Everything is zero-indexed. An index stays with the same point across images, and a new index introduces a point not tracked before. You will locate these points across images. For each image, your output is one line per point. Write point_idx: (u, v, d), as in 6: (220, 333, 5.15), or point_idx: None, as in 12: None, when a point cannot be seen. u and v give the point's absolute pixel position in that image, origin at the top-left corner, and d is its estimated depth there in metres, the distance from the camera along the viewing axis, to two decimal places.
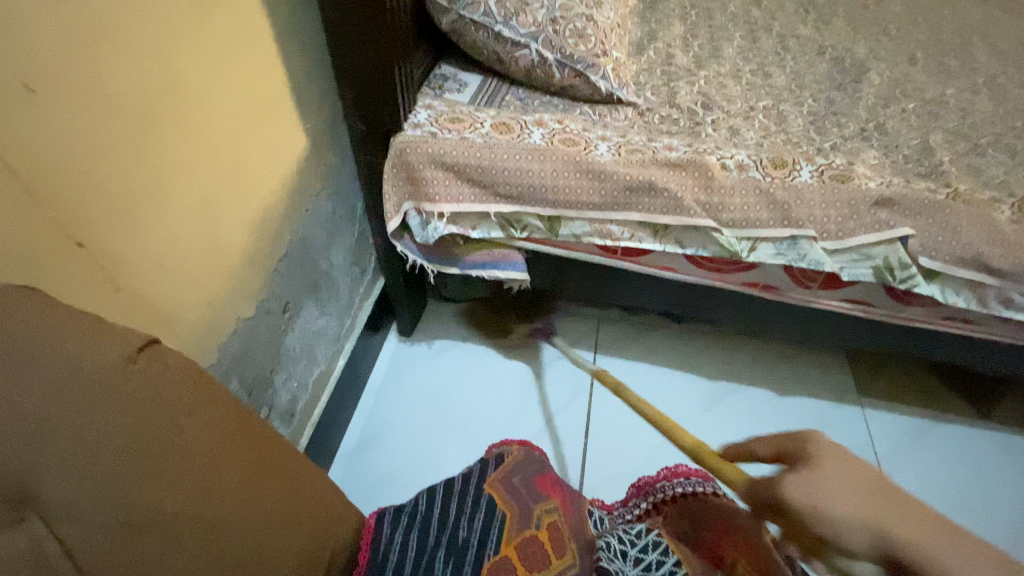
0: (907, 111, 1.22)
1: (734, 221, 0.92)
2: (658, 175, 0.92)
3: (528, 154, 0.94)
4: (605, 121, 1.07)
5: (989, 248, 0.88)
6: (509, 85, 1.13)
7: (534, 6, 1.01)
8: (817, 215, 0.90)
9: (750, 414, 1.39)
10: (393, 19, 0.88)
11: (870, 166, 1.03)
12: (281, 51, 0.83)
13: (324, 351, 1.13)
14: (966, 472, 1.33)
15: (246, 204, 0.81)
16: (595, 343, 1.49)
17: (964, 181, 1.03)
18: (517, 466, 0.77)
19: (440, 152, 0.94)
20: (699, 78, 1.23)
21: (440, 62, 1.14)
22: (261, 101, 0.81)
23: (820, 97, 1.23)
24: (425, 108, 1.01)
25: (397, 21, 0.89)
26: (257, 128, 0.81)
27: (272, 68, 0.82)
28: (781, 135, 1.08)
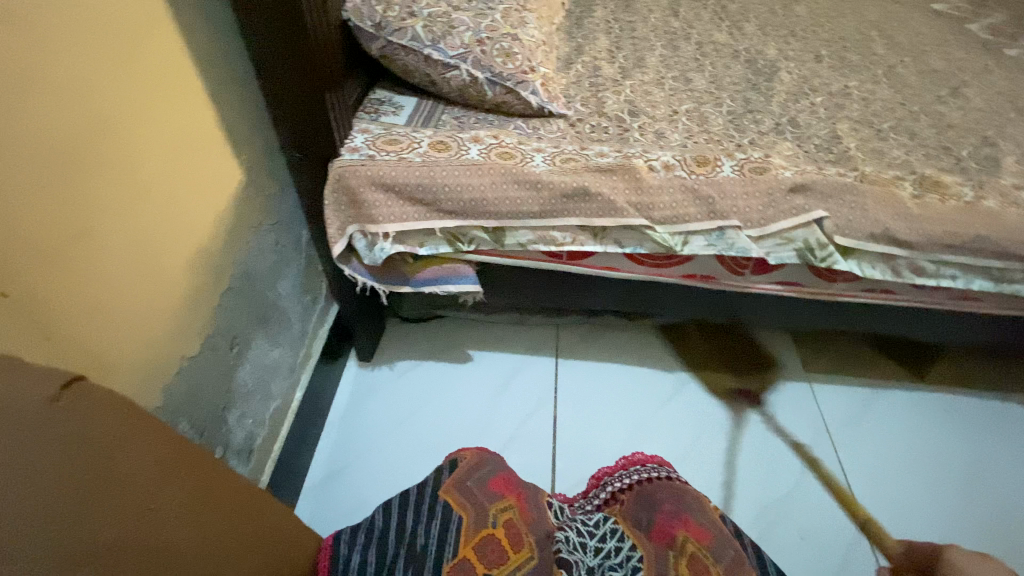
0: (816, 104, 1.33)
1: (666, 218, 0.97)
2: (591, 181, 0.96)
3: (467, 169, 0.97)
4: (539, 133, 1.11)
5: (895, 224, 0.96)
6: (445, 105, 1.16)
7: (460, 29, 1.06)
8: (739, 206, 0.96)
9: (708, 402, 1.45)
10: (319, 47, 0.90)
11: (785, 157, 1.11)
12: (208, 87, 0.84)
13: (279, 384, 1.11)
14: (910, 434, 1.43)
15: (186, 242, 0.81)
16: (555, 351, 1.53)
17: (869, 163, 1.13)
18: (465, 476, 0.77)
19: (379, 174, 0.95)
20: (626, 87, 1.30)
21: (375, 88, 1.16)
22: (193, 137, 0.81)
23: (737, 97, 1.32)
24: (362, 132, 1.03)
25: (324, 48, 0.92)
26: (189, 165, 0.81)
27: (201, 105, 0.82)
28: (703, 134, 1.15)
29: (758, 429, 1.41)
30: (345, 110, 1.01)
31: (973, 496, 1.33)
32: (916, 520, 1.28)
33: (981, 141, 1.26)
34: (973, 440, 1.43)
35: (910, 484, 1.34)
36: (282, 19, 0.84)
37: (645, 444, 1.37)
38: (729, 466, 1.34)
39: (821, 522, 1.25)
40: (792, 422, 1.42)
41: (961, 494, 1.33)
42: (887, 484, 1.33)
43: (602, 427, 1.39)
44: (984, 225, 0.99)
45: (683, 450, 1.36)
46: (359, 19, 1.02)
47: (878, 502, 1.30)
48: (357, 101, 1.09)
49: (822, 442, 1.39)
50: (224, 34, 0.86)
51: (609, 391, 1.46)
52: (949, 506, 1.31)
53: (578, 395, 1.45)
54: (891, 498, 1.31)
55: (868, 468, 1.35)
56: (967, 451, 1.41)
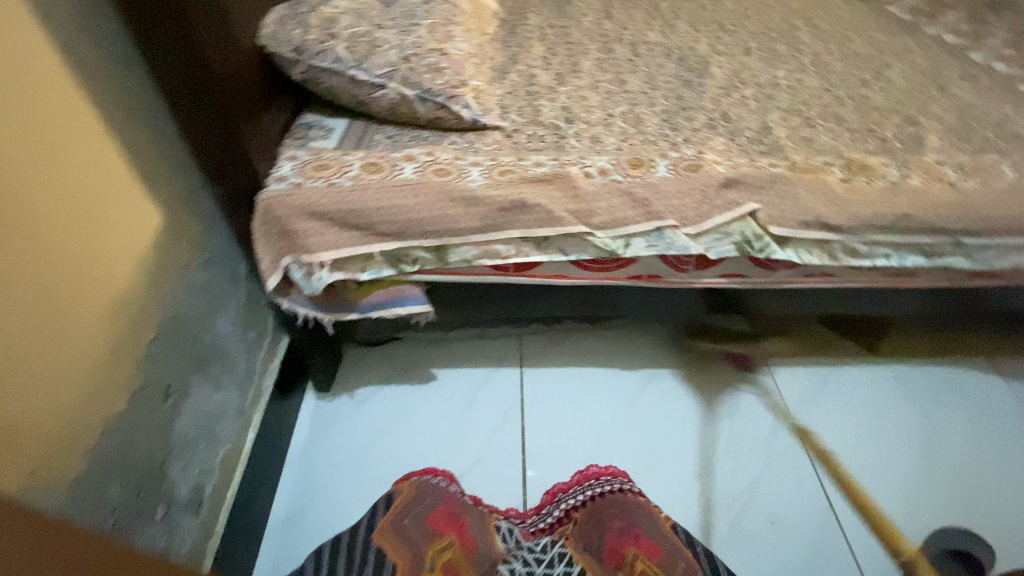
0: (747, 97, 1.36)
1: (604, 223, 0.97)
2: (527, 192, 0.96)
3: (401, 190, 0.94)
4: (475, 147, 1.10)
5: (826, 209, 0.99)
6: (377, 125, 1.14)
7: (383, 48, 1.05)
8: (675, 205, 0.97)
9: (673, 397, 1.47)
10: (230, 78, 0.87)
11: (719, 152, 1.13)
12: (113, 129, 0.79)
13: (227, 428, 1.06)
14: (868, 407, 1.47)
15: (100, 294, 0.76)
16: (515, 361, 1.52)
17: (800, 151, 1.15)
18: (413, 488, 0.97)
19: (309, 203, 0.92)
20: (561, 94, 1.31)
21: (303, 112, 1.13)
22: (100, 183, 0.77)
23: (671, 95, 1.34)
24: (289, 159, 0.99)
25: (236, 78, 0.89)
26: (97, 212, 0.76)
27: (106, 148, 0.78)
28: (638, 135, 1.17)
29: (722, 419, 1.43)
30: (267, 138, 0.99)
31: (933, 463, 1.37)
32: (879, 493, 1.31)
33: (906, 120, 1.30)
34: (928, 407, 1.48)
35: (873, 457, 1.37)
36: (184, 52, 0.81)
37: (614, 446, 1.37)
38: (697, 460, 1.35)
39: (790, 505, 1.27)
40: (754, 409, 1.45)
41: (921, 462, 1.37)
42: (851, 461, 1.36)
43: (571, 434, 1.38)
44: (910, 203, 1.02)
45: (652, 449, 1.37)
46: (276, 45, 0.99)
47: (841, 479, 1.33)
48: (281, 127, 1.06)
49: (785, 427, 1.42)
50: (130, 71, 0.82)
51: (575, 397, 1.45)
52: (911, 473, 1.34)
53: (545, 404, 1.44)
54: (855, 474, 1.34)
55: (829, 447, 1.38)
56: (923, 419, 1.45)
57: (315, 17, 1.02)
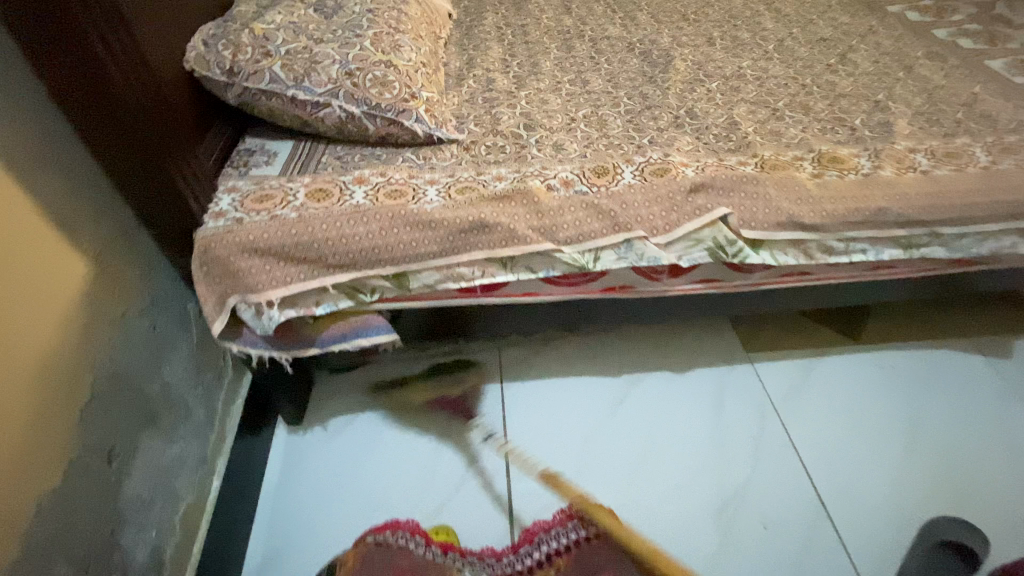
0: (712, 91, 1.32)
1: (571, 238, 0.92)
2: (487, 211, 0.90)
3: (350, 218, 0.88)
4: (431, 163, 1.04)
5: (798, 209, 0.95)
6: (326, 144, 1.07)
7: (324, 64, 0.99)
8: (643, 215, 0.93)
9: (657, 401, 1.43)
10: (143, 99, 0.79)
11: (685, 153, 1.09)
12: (25, 173, 0.71)
13: (187, 480, 0.99)
14: (851, 397, 1.46)
15: (18, 361, 0.69)
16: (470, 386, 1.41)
17: (769, 147, 1.11)
18: (366, 550, 1.01)
19: (251, 239, 0.85)
20: (520, 99, 1.25)
21: (245, 136, 1.06)
22: (11, 237, 0.69)
23: (635, 93, 1.30)
24: (228, 191, 0.92)
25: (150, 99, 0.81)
26: (8, 270, 0.69)
27: (18, 197, 0.70)
28: (602, 140, 1.12)
29: (707, 420, 1.40)
30: (199, 163, 0.90)
31: (920, 451, 1.35)
32: (869, 485, 1.29)
33: (874, 106, 1.27)
34: (910, 394, 1.47)
35: (860, 448, 1.35)
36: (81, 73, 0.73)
37: (599, 458, 1.33)
38: (684, 465, 1.31)
39: (782, 505, 1.24)
40: (739, 407, 1.42)
41: (907, 451, 1.35)
42: (838, 454, 1.34)
43: (555, 450, 1.33)
44: (883, 197, 0.99)
45: (638, 458, 1.33)
46: (205, 69, 0.92)
47: (830, 473, 1.31)
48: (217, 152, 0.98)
49: (771, 423, 1.40)
50: (41, 107, 0.74)
51: (557, 411, 1.41)
52: (899, 463, 1.33)
53: (526, 421, 1.39)
54: (843, 466, 1.32)
55: (814, 440, 1.36)
56: (905, 407, 1.44)
57: (247, 35, 0.96)
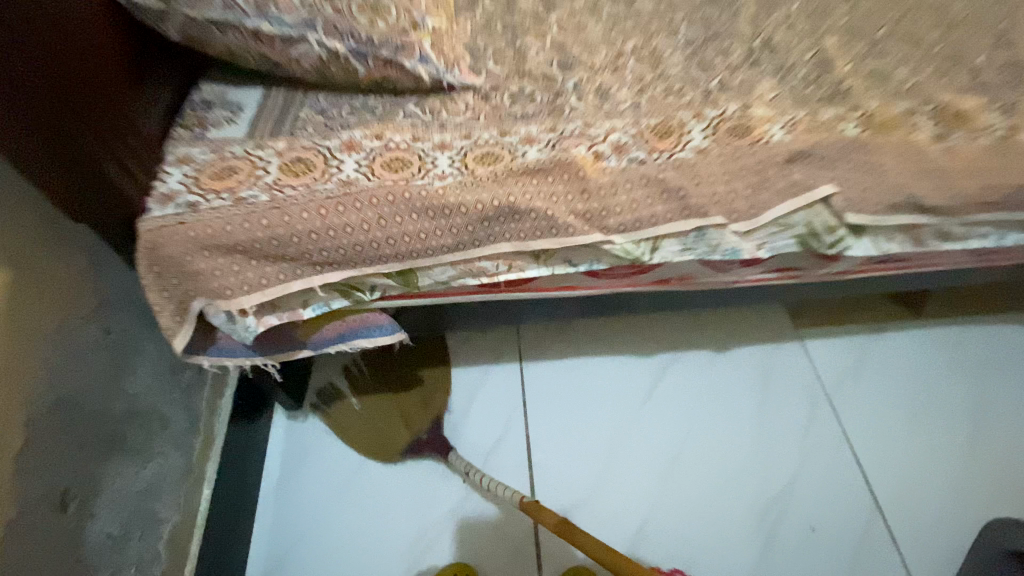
0: (794, 14, 1.04)
1: (625, 225, 0.71)
2: (518, 191, 0.69)
3: (339, 203, 0.67)
4: (441, 118, 0.81)
5: (920, 186, 0.74)
6: (304, 92, 0.83)
7: None
8: (720, 194, 0.72)
9: (694, 386, 1.29)
10: (2, 6, 0.50)
11: (767, 103, 0.85)
12: None
13: (171, 498, 0.86)
14: (910, 381, 1.30)
15: None
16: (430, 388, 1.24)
17: (873, 95, 0.87)
18: None
19: (208, 234, 0.65)
20: (551, 26, 0.99)
21: (200, 80, 0.82)
22: None
23: (695, 18, 1.03)
24: (179, 163, 0.71)
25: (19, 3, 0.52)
26: None
27: None
28: (659, 83, 0.90)
29: (749, 408, 1.26)
30: (116, 109, 0.63)
31: (982, 444, 1.22)
32: (925, 484, 1.17)
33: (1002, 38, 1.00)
34: (974, 379, 1.31)
35: (919, 440, 1.22)
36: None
37: (630, 451, 1.20)
38: (723, 461, 1.19)
39: (829, 509, 1.13)
40: (785, 393, 1.28)
41: (967, 444, 1.22)
42: (894, 447, 1.21)
43: (582, 443, 1.21)
44: None
45: (670, 454, 1.20)
46: None
47: (883, 469, 1.18)
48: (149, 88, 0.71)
49: (820, 411, 1.26)
50: None
51: (582, 397, 1.27)
52: (960, 458, 1.20)
53: (548, 410, 1.25)
54: (901, 461, 1.19)
55: (867, 434, 1.23)
56: (970, 393, 1.29)
57: None
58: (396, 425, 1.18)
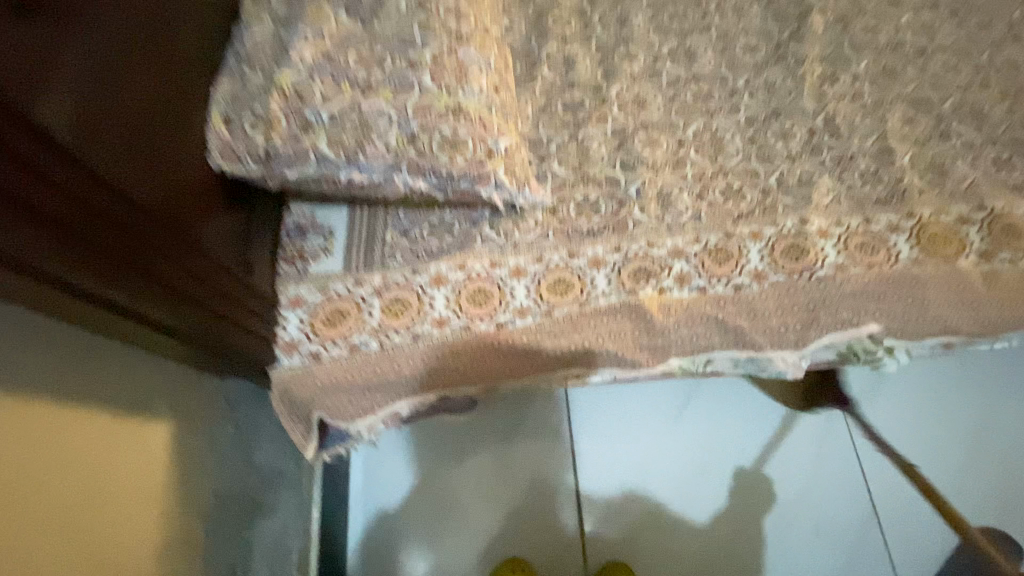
0: (860, 77, 1.05)
1: (684, 352, 0.83)
2: (590, 336, 0.83)
3: (437, 350, 0.82)
4: (514, 239, 0.87)
5: (956, 315, 0.83)
6: (384, 210, 0.88)
7: (380, 129, 0.76)
8: (773, 325, 0.82)
9: (726, 399, 1.34)
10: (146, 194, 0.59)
11: (824, 209, 0.88)
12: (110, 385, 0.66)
13: (295, 533, 1.06)
14: (933, 399, 1.34)
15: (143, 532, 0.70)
16: (507, 408, 1.32)
17: (929, 197, 0.91)
18: None
19: (334, 382, 0.80)
20: (611, 105, 1.00)
21: (288, 202, 0.88)
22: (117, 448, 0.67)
23: (757, 84, 1.03)
24: (293, 306, 0.82)
25: (130, 255, 0.55)
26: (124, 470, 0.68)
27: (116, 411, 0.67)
28: (719, 179, 0.92)
29: (772, 423, 1.32)
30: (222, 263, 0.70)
31: (987, 454, 1.30)
32: (921, 496, 1.27)
33: None
34: (996, 393, 1.33)
35: (926, 457, 1.30)
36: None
37: (664, 465, 1.29)
38: (743, 478, 1.28)
39: (835, 513, 1.26)
40: (808, 409, 1.34)
41: (968, 457, 1.30)
42: (903, 462, 1.30)
43: (618, 461, 1.29)
44: None
45: (691, 471, 1.29)
46: (233, 162, 0.73)
47: (887, 479, 1.29)
48: (243, 245, 0.77)
49: (838, 425, 1.33)
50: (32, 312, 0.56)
51: (620, 419, 1.32)
52: (962, 470, 1.29)
53: (581, 430, 1.31)
54: (908, 475, 1.29)
55: (874, 454, 1.30)
56: (990, 410, 1.32)
57: (278, 98, 0.74)
58: (468, 444, 1.30)
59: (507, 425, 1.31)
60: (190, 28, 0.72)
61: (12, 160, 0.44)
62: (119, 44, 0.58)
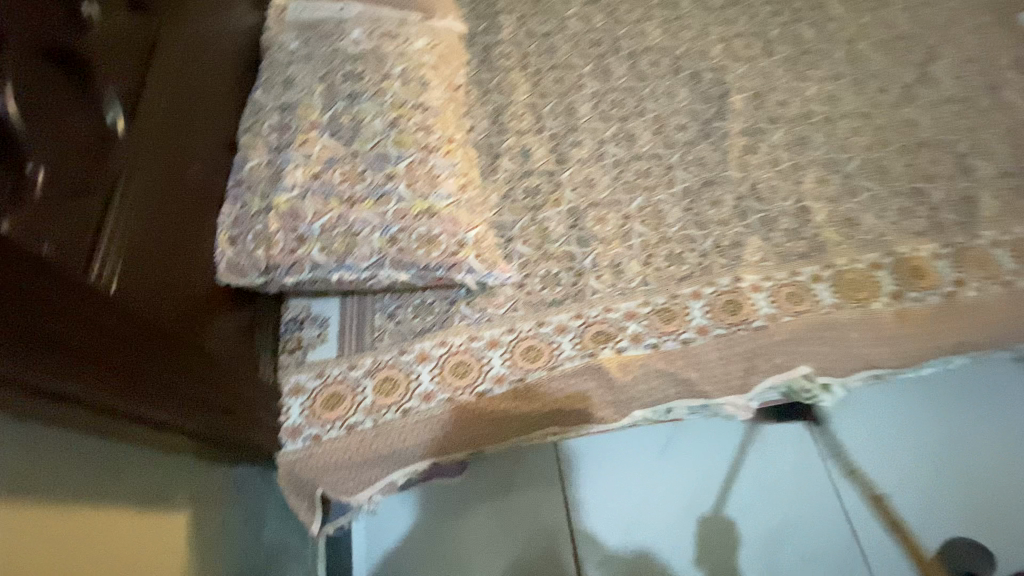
0: (776, 145, 1.22)
1: (644, 404, 0.94)
2: (561, 397, 0.93)
3: (425, 422, 0.91)
4: (488, 313, 0.98)
5: (875, 351, 0.96)
6: (371, 298, 1.00)
7: (364, 234, 0.89)
8: (719, 374, 0.94)
9: (701, 440, 1.42)
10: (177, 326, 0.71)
11: (754, 266, 1.02)
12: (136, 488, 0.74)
13: None
14: (893, 423, 1.41)
15: None
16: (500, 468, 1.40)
17: (844, 247, 1.05)
18: None
19: (333, 459, 0.89)
20: (565, 187, 1.15)
21: (286, 299, 1.00)
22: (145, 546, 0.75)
23: (689, 158, 1.19)
24: (295, 393, 0.92)
25: (180, 379, 0.68)
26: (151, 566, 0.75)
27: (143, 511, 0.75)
28: (662, 246, 1.06)
29: (747, 458, 1.39)
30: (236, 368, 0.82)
31: (957, 472, 1.34)
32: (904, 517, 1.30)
33: (956, 161, 1.20)
34: (948, 413, 1.42)
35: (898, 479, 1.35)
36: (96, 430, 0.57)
37: (653, 508, 1.34)
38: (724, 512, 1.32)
39: (823, 539, 1.28)
40: (780, 442, 1.41)
41: (937, 476, 1.34)
42: (880, 484, 1.34)
43: (608, 507, 1.35)
44: (963, 328, 1.00)
45: (679, 509, 1.34)
46: (237, 276, 0.85)
47: (867, 501, 1.32)
48: (248, 347, 0.88)
49: (809, 454, 1.39)
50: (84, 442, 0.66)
51: (607, 463, 1.40)
52: (935, 489, 1.33)
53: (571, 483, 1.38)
54: (889, 495, 1.33)
55: (852, 474, 1.36)
56: (948, 428, 1.40)
57: (274, 218, 0.87)
58: (466, 505, 1.36)
59: (501, 483, 1.38)
60: (202, 167, 0.86)
61: (103, 331, 0.56)
62: (147, 208, 0.70)
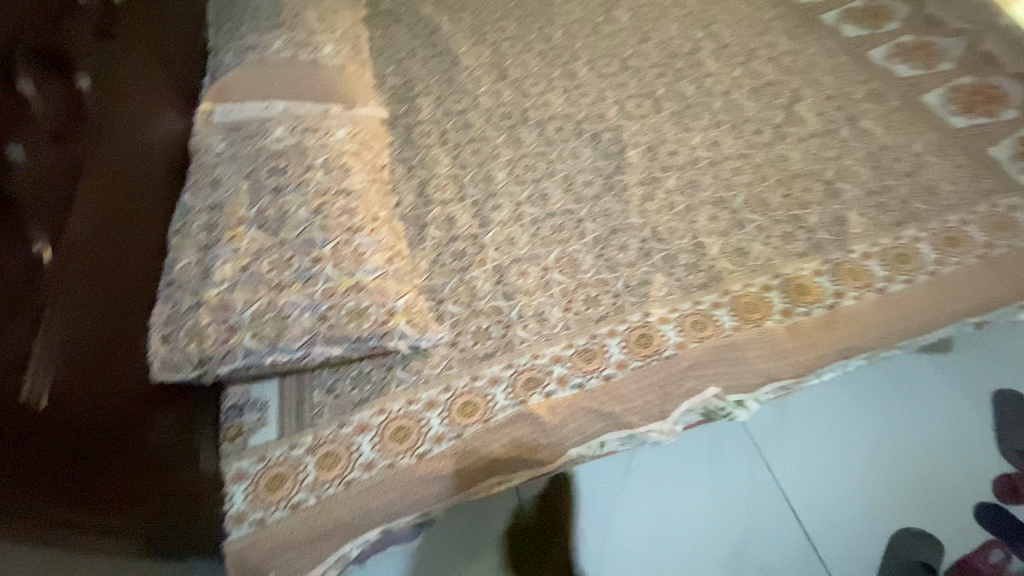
0: (672, 190, 1.37)
1: (577, 442, 1.01)
2: (499, 446, 0.98)
3: (370, 490, 0.93)
4: (423, 374, 1.04)
5: (772, 365, 1.09)
6: (309, 374, 1.04)
7: (295, 316, 0.95)
8: (639, 404, 1.03)
9: (655, 471, 1.41)
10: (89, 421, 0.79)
11: (661, 300, 1.13)
12: None
13: None
14: (830, 426, 1.45)
15: None
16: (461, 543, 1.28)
17: (738, 274, 1.18)
18: None
19: (280, 541, 0.89)
20: (488, 248, 1.25)
21: (225, 387, 1.03)
22: None
23: (597, 210, 1.33)
24: (237, 480, 0.93)
25: (63, 471, 0.75)
26: None
27: None
28: (580, 292, 1.16)
29: (703, 483, 1.39)
30: (158, 461, 0.85)
31: (894, 464, 1.39)
32: (857, 520, 1.33)
33: (825, 186, 1.38)
34: (878, 408, 1.47)
35: (843, 481, 1.38)
36: None
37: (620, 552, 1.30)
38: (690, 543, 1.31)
39: (783, 557, 1.29)
40: (732, 461, 1.42)
41: (876, 470, 1.39)
42: (829, 491, 1.37)
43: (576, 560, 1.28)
44: (846, 333, 1.14)
45: (644, 547, 1.30)
46: (172, 372, 0.89)
47: (817, 511, 1.35)
48: (185, 439, 0.91)
49: (760, 470, 1.41)
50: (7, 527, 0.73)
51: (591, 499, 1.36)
52: (877, 485, 1.37)
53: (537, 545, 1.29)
54: (838, 502, 1.35)
55: (797, 477, 1.40)
56: (881, 424, 1.45)
57: (206, 313, 0.93)
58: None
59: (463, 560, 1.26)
60: (137, 276, 0.94)
61: None
62: (75, 324, 0.80)
